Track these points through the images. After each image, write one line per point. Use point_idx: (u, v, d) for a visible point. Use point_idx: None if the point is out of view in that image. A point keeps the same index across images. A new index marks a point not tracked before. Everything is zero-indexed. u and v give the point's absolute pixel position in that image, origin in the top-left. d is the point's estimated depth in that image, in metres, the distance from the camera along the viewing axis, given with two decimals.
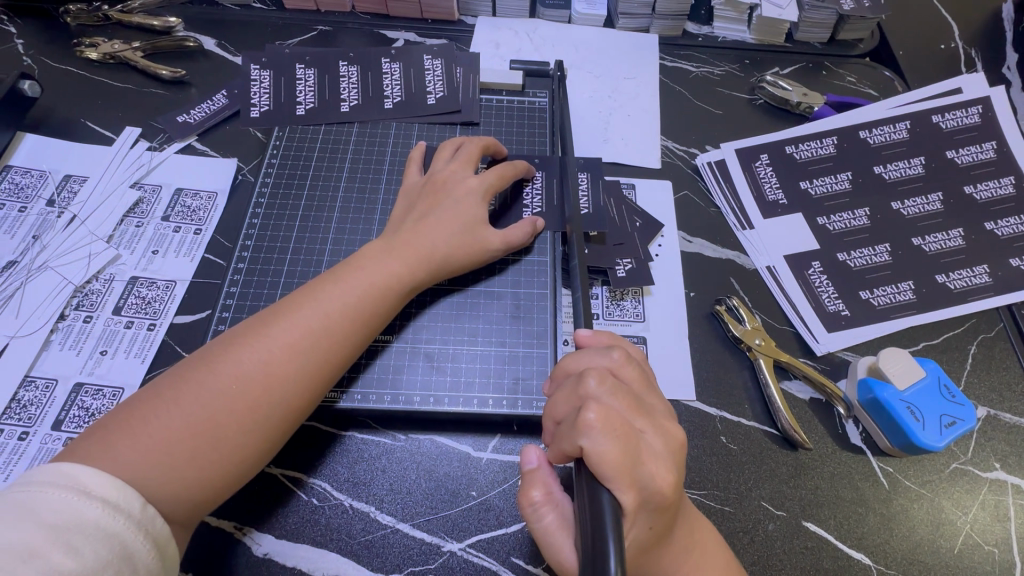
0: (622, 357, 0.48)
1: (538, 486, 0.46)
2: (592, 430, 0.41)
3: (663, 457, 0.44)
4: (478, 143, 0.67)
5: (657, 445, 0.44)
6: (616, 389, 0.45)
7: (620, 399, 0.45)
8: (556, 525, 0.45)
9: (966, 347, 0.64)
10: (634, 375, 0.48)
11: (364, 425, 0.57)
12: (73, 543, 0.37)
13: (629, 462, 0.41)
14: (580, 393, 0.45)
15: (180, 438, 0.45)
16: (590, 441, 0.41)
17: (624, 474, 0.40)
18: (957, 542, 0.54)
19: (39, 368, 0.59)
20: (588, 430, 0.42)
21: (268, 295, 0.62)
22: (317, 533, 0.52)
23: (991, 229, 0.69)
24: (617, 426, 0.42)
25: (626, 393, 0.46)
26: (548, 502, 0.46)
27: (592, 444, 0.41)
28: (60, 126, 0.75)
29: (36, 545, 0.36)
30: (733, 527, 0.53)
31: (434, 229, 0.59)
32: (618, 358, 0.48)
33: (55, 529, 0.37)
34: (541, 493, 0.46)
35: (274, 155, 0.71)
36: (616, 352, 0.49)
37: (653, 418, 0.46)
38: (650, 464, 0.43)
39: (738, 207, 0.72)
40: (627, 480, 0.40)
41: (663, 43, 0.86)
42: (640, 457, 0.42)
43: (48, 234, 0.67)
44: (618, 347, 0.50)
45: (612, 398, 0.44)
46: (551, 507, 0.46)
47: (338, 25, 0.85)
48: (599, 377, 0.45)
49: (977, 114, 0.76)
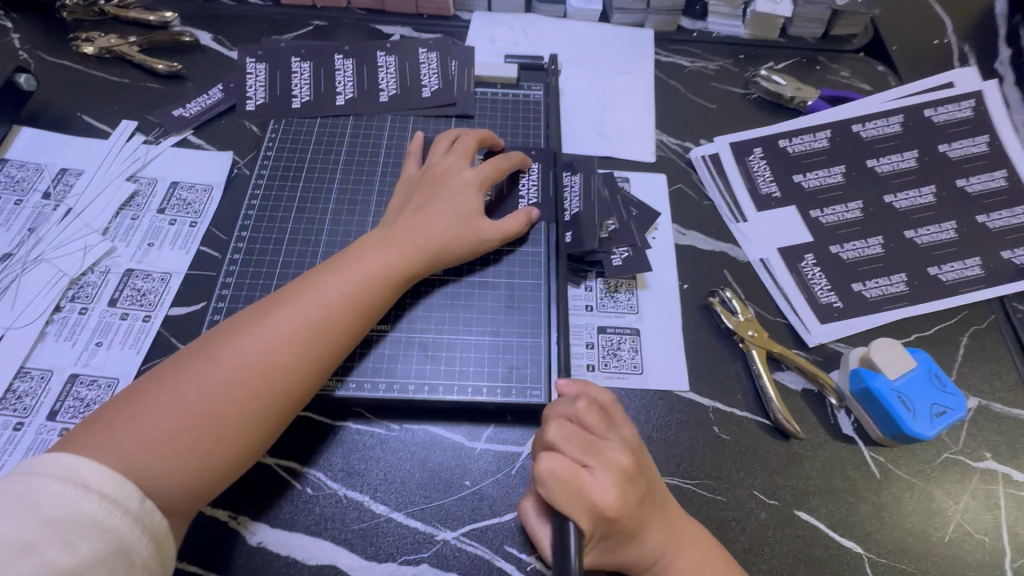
0: (582, 401, 0.50)
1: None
2: (543, 462, 0.44)
3: (612, 484, 0.45)
4: (475, 136, 0.67)
5: (614, 470, 0.47)
6: (568, 427, 0.48)
7: (574, 435, 0.47)
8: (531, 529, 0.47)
9: (958, 338, 0.64)
10: (598, 411, 0.50)
11: (358, 415, 0.58)
12: (71, 538, 0.37)
13: (577, 490, 0.43)
14: (545, 442, 0.48)
15: (180, 429, 0.45)
16: (544, 478, 0.45)
17: (573, 508, 0.44)
18: (948, 530, 0.54)
19: (34, 359, 0.60)
20: (540, 462, 0.44)
21: (264, 286, 0.62)
22: (311, 522, 0.53)
23: (983, 222, 0.70)
24: (571, 472, 0.46)
25: (578, 430, 0.48)
26: (523, 509, 0.48)
27: (544, 477, 0.43)
28: (56, 119, 0.75)
29: (34, 538, 0.36)
30: (725, 515, 0.54)
31: (431, 221, 0.59)
32: (577, 401, 0.50)
33: (53, 523, 0.37)
34: (528, 509, 0.50)
35: (270, 148, 0.71)
36: (580, 397, 0.51)
37: (606, 452, 0.47)
38: (596, 490, 0.45)
39: (732, 200, 0.72)
40: (576, 505, 0.43)
41: (658, 38, 0.86)
42: (588, 485, 0.44)
43: (44, 226, 0.67)
44: (586, 393, 0.51)
45: (564, 437, 0.47)
46: (524, 515, 0.48)
47: (334, 20, 0.86)
48: (555, 421, 0.48)
49: (969, 108, 0.76)
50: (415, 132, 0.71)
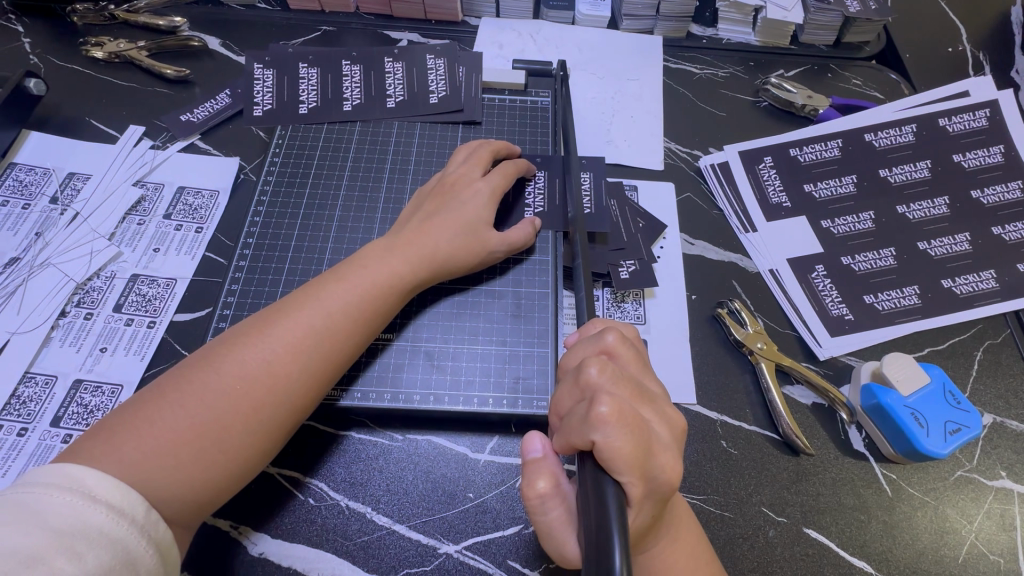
0: (617, 339, 0.48)
1: (545, 476, 0.44)
2: (605, 424, 0.40)
3: (671, 447, 0.43)
4: (492, 148, 0.66)
5: (664, 434, 0.43)
6: (618, 376, 0.44)
7: (623, 388, 0.44)
8: (561, 519, 0.43)
9: (972, 352, 0.63)
10: (630, 358, 0.47)
11: (361, 425, 0.57)
12: (77, 549, 0.37)
13: (641, 456, 0.40)
14: (584, 383, 0.44)
15: (184, 440, 0.45)
16: (602, 436, 0.39)
17: (636, 467, 0.39)
18: (962, 551, 0.53)
19: (39, 365, 0.59)
20: (601, 424, 0.40)
21: (270, 293, 0.62)
22: (313, 533, 0.52)
23: (999, 234, 0.68)
24: (629, 419, 0.41)
25: (628, 379, 0.44)
26: (554, 495, 0.44)
27: (606, 439, 0.39)
28: (65, 124, 0.76)
29: (40, 549, 0.36)
30: (734, 532, 0.53)
31: (438, 230, 0.59)
32: (612, 340, 0.48)
33: (59, 534, 0.37)
34: (547, 484, 0.44)
35: (277, 154, 0.71)
36: (610, 335, 0.48)
37: (656, 405, 0.45)
38: (659, 450, 0.42)
39: (741, 210, 0.71)
40: (639, 475, 0.39)
41: (667, 45, 0.86)
42: (650, 448, 0.41)
43: (51, 231, 0.67)
44: (612, 329, 0.49)
45: (617, 386, 0.43)
46: (557, 500, 0.44)
47: (341, 26, 0.86)
48: (600, 365, 0.44)
49: (984, 117, 0.75)
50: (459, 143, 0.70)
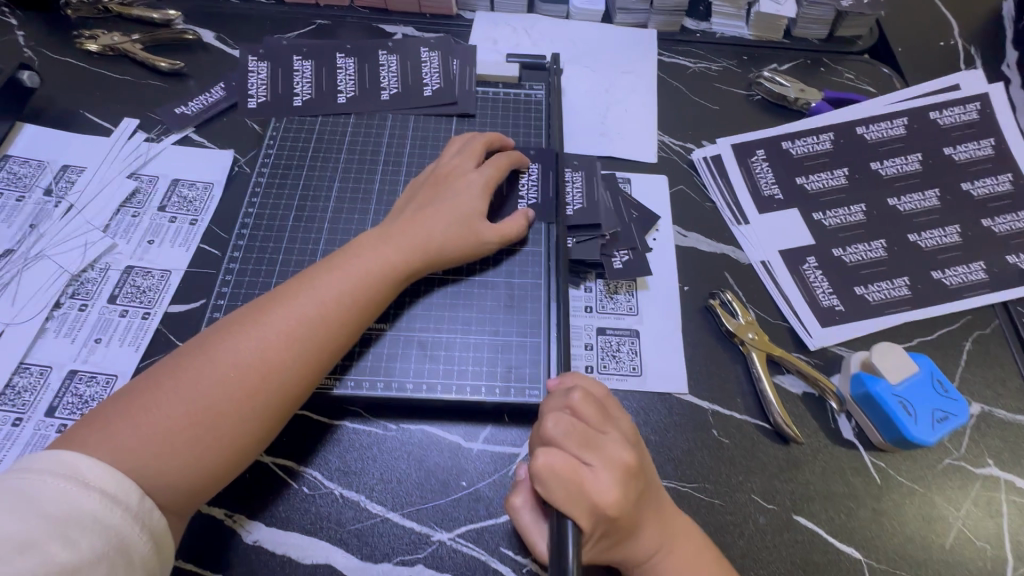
0: (581, 396, 0.48)
1: (518, 493, 0.51)
2: (542, 475, 0.43)
3: (613, 488, 0.44)
4: (485, 140, 0.67)
5: (610, 477, 0.45)
6: (570, 428, 0.46)
7: (572, 438, 0.46)
8: (534, 526, 0.49)
9: (961, 343, 0.64)
10: (593, 414, 0.48)
11: (355, 414, 0.57)
12: (70, 536, 0.37)
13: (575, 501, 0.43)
14: (542, 435, 0.47)
15: (180, 427, 0.45)
16: (542, 485, 0.43)
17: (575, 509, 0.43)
18: (950, 537, 0.54)
19: (33, 356, 0.60)
20: (540, 476, 0.44)
21: (264, 283, 0.62)
22: (307, 521, 0.52)
23: (988, 226, 0.69)
24: (567, 471, 0.44)
25: (581, 433, 0.46)
26: (529, 506, 0.50)
27: (546, 489, 0.43)
28: (59, 117, 0.76)
29: (34, 535, 0.36)
30: (725, 519, 0.53)
31: (432, 219, 0.59)
32: (576, 398, 0.48)
33: (53, 520, 0.37)
34: (522, 498, 0.50)
35: (271, 146, 0.71)
36: (575, 393, 0.48)
37: (603, 450, 0.46)
38: (596, 488, 0.44)
39: (733, 201, 0.71)
40: (578, 512, 0.43)
41: (660, 39, 0.86)
42: (589, 493, 0.44)
43: (45, 223, 0.67)
44: (580, 387, 0.50)
45: (565, 441, 0.46)
46: (525, 512, 0.50)
47: (336, 19, 0.86)
48: (555, 419, 0.46)
49: (975, 111, 0.75)
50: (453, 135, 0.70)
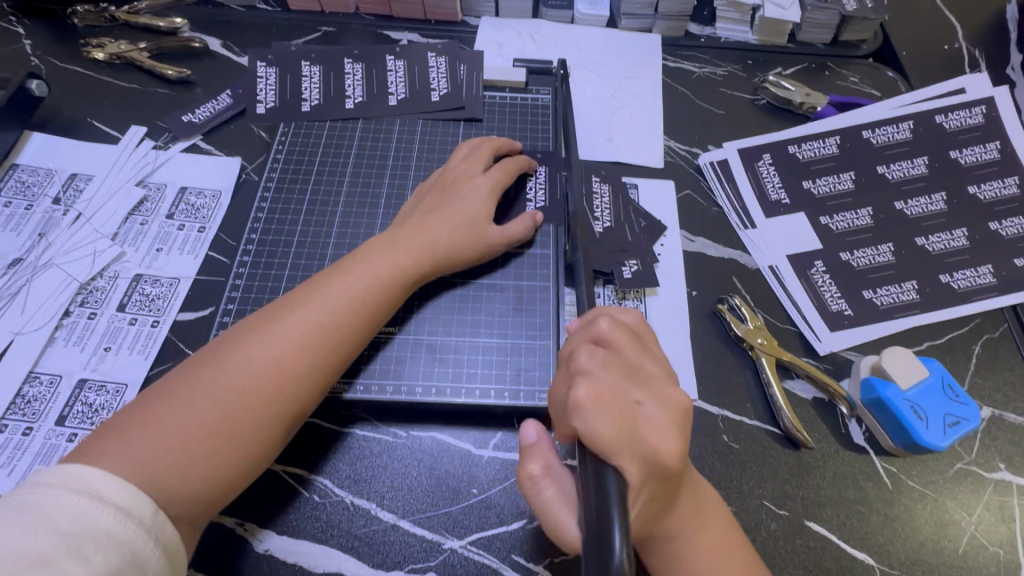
0: (609, 324, 0.48)
1: (537, 459, 0.46)
2: (585, 410, 0.40)
3: (667, 428, 0.42)
4: (491, 144, 0.67)
5: (659, 415, 0.43)
6: (605, 361, 0.45)
7: (612, 371, 0.44)
8: (557, 498, 0.44)
9: (971, 346, 0.64)
10: (625, 342, 0.48)
11: (365, 422, 0.57)
12: (84, 551, 0.37)
13: (627, 438, 0.39)
14: (574, 370, 0.45)
15: (194, 438, 0.45)
16: (583, 422, 0.40)
17: (625, 448, 0.39)
18: (962, 543, 0.53)
19: (43, 365, 0.60)
20: (580, 410, 0.40)
21: (273, 289, 0.62)
22: (318, 530, 0.52)
23: (996, 229, 0.69)
24: (612, 404, 0.41)
25: (618, 366, 0.45)
26: (548, 476, 0.45)
27: (586, 425, 0.39)
28: (66, 125, 0.76)
29: (50, 552, 0.36)
30: (737, 526, 0.53)
31: (440, 223, 0.59)
32: (605, 326, 0.48)
33: (68, 537, 0.37)
34: (539, 466, 0.46)
35: (279, 152, 0.71)
36: (602, 321, 0.49)
37: (650, 387, 0.44)
38: (654, 438, 0.41)
39: (740, 206, 0.72)
40: (629, 454, 0.39)
41: (666, 43, 0.86)
42: (640, 431, 0.41)
43: (54, 232, 0.67)
44: (604, 317, 0.50)
45: (604, 371, 0.44)
46: (548, 480, 0.45)
47: (342, 26, 0.86)
48: (588, 354, 0.46)
49: (980, 114, 0.76)
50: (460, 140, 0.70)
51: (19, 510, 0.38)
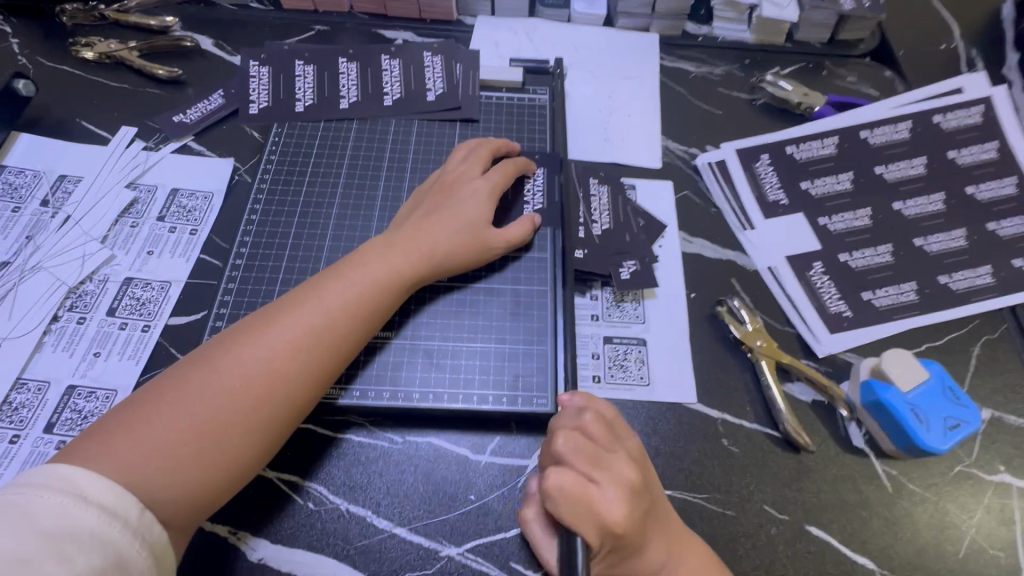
0: (593, 417, 0.48)
1: (529, 506, 0.51)
2: (553, 493, 0.44)
3: (624, 505, 0.44)
4: (490, 146, 0.66)
5: (625, 481, 0.45)
6: (575, 446, 0.46)
7: (579, 458, 0.46)
8: (542, 539, 0.50)
9: (970, 348, 0.63)
10: (602, 431, 0.48)
11: (360, 427, 0.57)
12: (67, 553, 0.36)
13: (589, 518, 0.43)
14: (551, 451, 0.47)
15: (183, 439, 0.44)
16: (551, 505, 0.44)
17: (585, 532, 0.43)
18: (963, 546, 0.53)
19: (31, 371, 0.59)
20: (550, 495, 0.44)
21: (267, 293, 0.61)
22: (313, 537, 0.52)
23: (994, 229, 0.69)
24: (579, 492, 0.44)
25: (592, 446, 0.47)
26: (535, 522, 0.50)
27: (554, 507, 0.44)
28: (55, 126, 0.74)
29: (29, 554, 0.35)
30: (736, 531, 0.53)
31: (437, 228, 0.59)
32: (589, 418, 0.48)
33: (49, 538, 0.36)
34: (529, 514, 0.51)
35: (273, 152, 0.70)
36: (588, 413, 0.48)
37: (613, 470, 0.46)
38: (606, 507, 0.44)
39: (738, 206, 0.71)
40: (581, 541, 0.43)
41: (663, 43, 0.85)
42: (600, 507, 0.44)
43: (42, 234, 0.66)
44: (589, 401, 0.50)
45: (575, 458, 0.46)
46: (535, 522, 0.50)
47: (336, 25, 0.85)
48: (565, 436, 0.47)
49: (978, 114, 0.75)
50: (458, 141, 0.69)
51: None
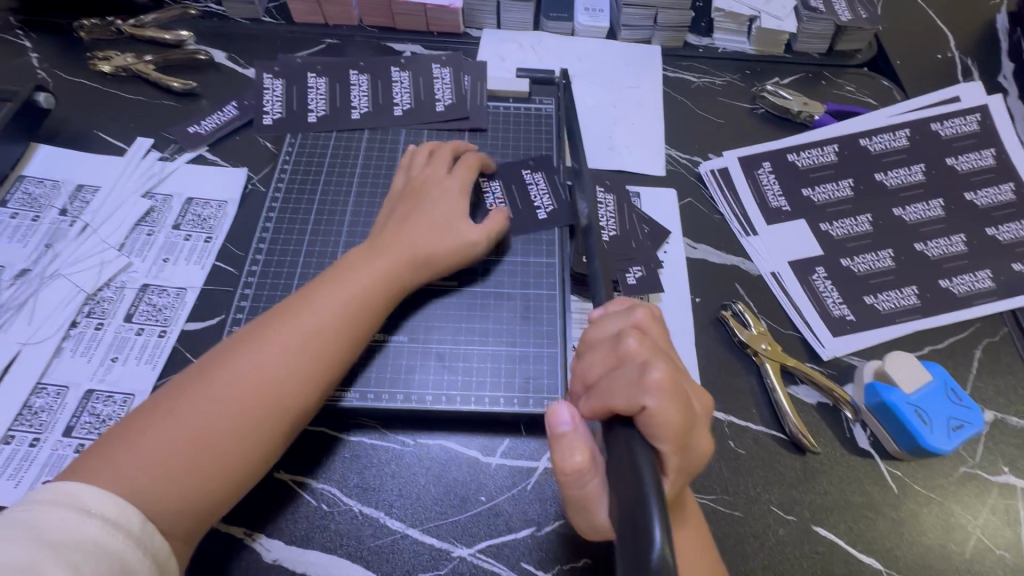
0: (646, 316, 0.48)
1: (580, 446, 0.41)
2: (655, 390, 0.39)
3: (704, 428, 0.43)
4: (449, 148, 0.68)
5: (699, 412, 0.44)
6: (656, 350, 0.45)
7: (664, 359, 0.43)
8: (597, 492, 0.41)
9: (972, 351, 0.64)
10: (660, 335, 0.48)
11: (373, 430, 0.58)
12: (74, 563, 0.38)
13: (683, 429, 0.39)
14: (622, 354, 0.44)
15: (180, 452, 0.45)
16: (654, 402, 0.39)
17: (677, 437, 0.39)
18: (968, 546, 0.54)
19: (51, 375, 0.60)
20: (653, 389, 0.39)
21: (282, 298, 0.62)
22: (327, 539, 0.52)
23: (993, 234, 0.70)
24: (679, 392, 0.41)
25: (666, 355, 0.45)
26: (592, 468, 0.41)
27: (657, 405, 0.39)
28: (73, 137, 0.76)
29: (37, 563, 0.37)
30: (744, 531, 0.53)
31: (412, 232, 0.60)
32: (643, 317, 0.48)
33: (55, 549, 0.38)
34: (584, 457, 0.41)
35: (286, 161, 0.72)
36: (640, 312, 0.48)
37: (690, 379, 0.45)
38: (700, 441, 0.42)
39: (741, 213, 0.72)
40: (677, 445, 0.39)
41: (665, 54, 0.87)
42: (694, 425, 0.41)
43: (61, 242, 0.68)
44: (641, 307, 0.49)
45: (657, 357, 0.43)
46: (594, 474, 0.41)
47: (346, 39, 0.87)
48: (638, 338, 0.44)
49: (975, 122, 0.77)
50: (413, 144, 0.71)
51: (8, 526, 0.38)
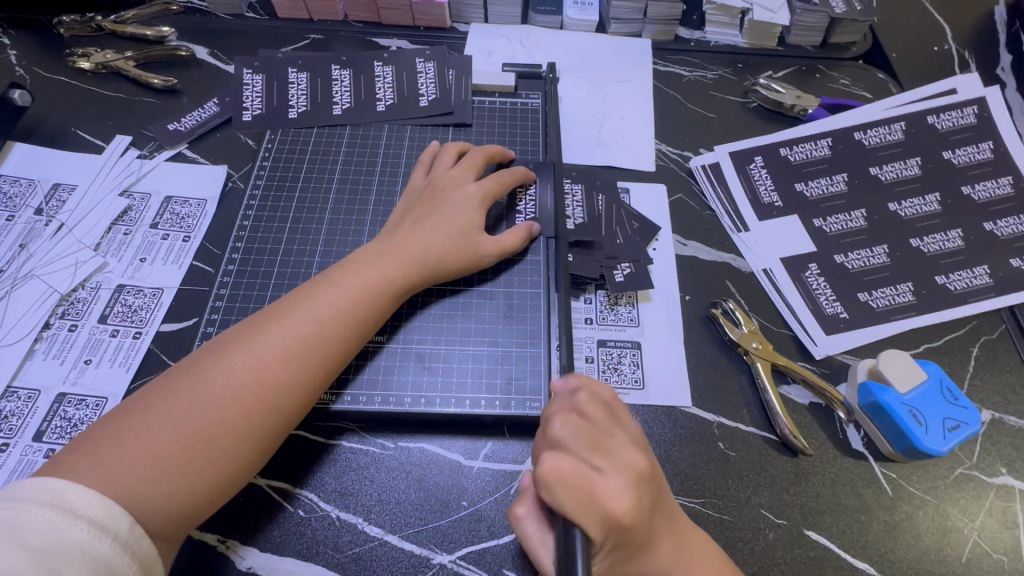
0: (587, 396, 0.47)
1: (523, 501, 0.48)
2: (549, 482, 0.41)
3: (623, 493, 0.42)
4: (483, 152, 0.66)
5: (619, 478, 0.43)
6: (577, 430, 0.45)
7: (579, 440, 0.45)
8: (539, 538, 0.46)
9: (969, 349, 0.63)
10: (597, 410, 0.47)
11: (352, 433, 0.56)
12: (56, 568, 0.36)
13: (586, 510, 0.40)
14: (550, 439, 0.46)
15: (171, 452, 0.44)
16: (549, 493, 0.41)
17: (583, 520, 0.40)
18: (965, 550, 0.52)
19: (21, 379, 0.58)
20: (546, 483, 0.41)
21: (258, 297, 0.61)
22: (302, 546, 0.51)
23: (991, 229, 0.68)
24: (575, 478, 0.41)
25: (586, 434, 0.45)
26: (531, 515, 0.47)
27: (553, 497, 0.41)
28: (51, 135, 0.75)
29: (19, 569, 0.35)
30: (733, 536, 0.52)
31: (429, 233, 0.58)
32: (582, 398, 0.47)
33: (39, 553, 0.36)
34: (525, 508, 0.47)
35: (266, 158, 0.70)
36: (580, 393, 0.48)
37: (613, 453, 0.44)
38: (612, 503, 0.41)
39: (732, 209, 0.71)
40: (587, 526, 0.40)
41: (655, 48, 0.86)
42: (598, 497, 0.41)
43: (35, 242, 0.66)
44: (584, 386, 0.49)
45: (572, 440, 0.45)
46: (532, 520, 0.47)
47: (330, 34, 0.85)
48: (564, 420, 0.46)
49: (972, 114, 0.75)
50: (431, 142, 0.70)
51: None
